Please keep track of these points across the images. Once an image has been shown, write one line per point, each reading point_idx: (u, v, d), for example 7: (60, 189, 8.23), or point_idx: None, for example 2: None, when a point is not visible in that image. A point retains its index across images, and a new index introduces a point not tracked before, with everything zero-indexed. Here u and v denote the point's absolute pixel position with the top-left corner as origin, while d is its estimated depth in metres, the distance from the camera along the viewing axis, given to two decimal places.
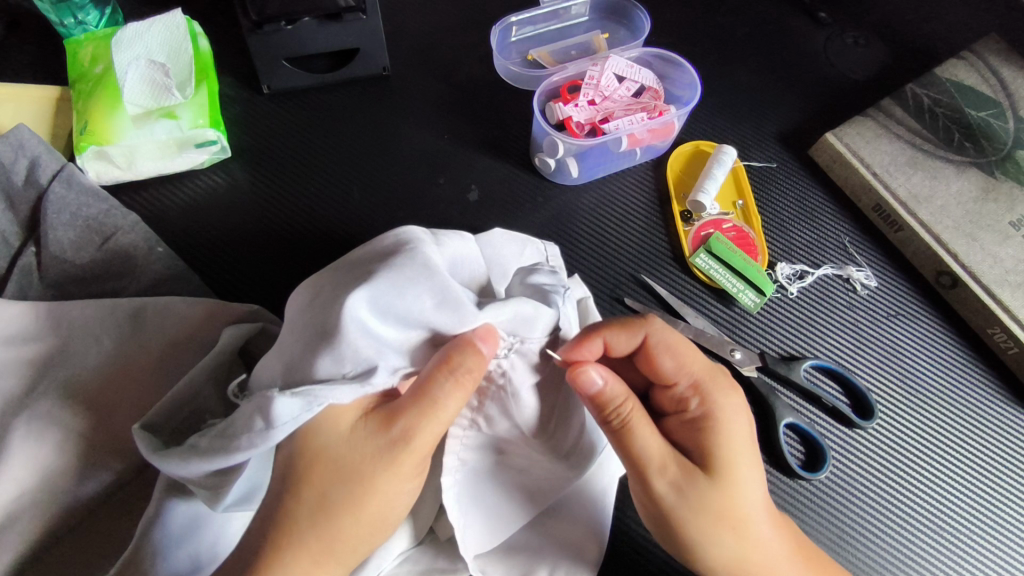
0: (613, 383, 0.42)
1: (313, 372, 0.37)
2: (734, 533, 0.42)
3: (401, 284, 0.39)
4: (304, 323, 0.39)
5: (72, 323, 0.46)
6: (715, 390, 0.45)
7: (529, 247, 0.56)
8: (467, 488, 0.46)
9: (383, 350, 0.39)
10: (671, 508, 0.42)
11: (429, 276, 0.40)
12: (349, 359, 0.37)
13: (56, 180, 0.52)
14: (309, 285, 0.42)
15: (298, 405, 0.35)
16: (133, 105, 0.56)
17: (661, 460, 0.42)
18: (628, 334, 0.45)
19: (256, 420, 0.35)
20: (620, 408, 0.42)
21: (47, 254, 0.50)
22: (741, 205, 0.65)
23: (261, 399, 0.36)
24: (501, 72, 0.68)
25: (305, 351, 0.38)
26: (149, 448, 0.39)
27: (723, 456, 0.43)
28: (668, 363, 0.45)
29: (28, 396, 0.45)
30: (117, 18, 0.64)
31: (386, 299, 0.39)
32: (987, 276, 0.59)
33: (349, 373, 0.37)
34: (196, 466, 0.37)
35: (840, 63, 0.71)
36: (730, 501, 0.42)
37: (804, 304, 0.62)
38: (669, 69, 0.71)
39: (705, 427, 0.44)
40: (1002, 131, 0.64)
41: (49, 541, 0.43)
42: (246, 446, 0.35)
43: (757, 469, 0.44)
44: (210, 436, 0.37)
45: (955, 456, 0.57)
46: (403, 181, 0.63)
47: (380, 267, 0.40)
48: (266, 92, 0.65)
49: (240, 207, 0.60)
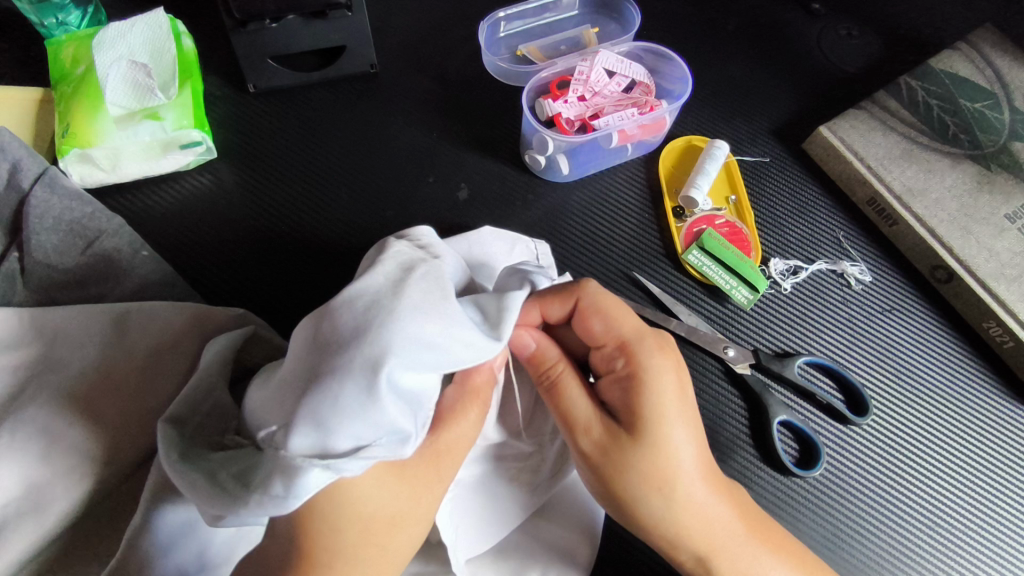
0: (546, 345, 0.44)
1: (337, 440, 0.34)
2: (663, 495, 0.42)
3: (431, 334, 0.37)
4: (312, 369, 0.36)
5: (57, 329, 0.46)
6: (642, 351, 0.44)
7: (518, 245, 0.56)
8: (454, 499, 0.46)
9: (415, 412, 0.36)
10: (599, 468, 0.43)
11: (458, 319, 0.38)
12: (382, 427, 0.35)
13: (38, 185, 0.51)
14: (311, 320, 0.38)
15: (324, 476, 0.34)
16: (115, 106, 0.55)
17: (587, 421, 0.43)
18: (560, 302, 0.45)
19: (276, 484, 0.34)
20: (551, 369, 0.44)
21: (30, 259, 0.49)
22: (734, 201, 0.64)
23: (285, 462, 0.34)
24: (490, 68, 0.67)
25: (320, 411, 0.34)
26: (164, 450, 0.38)
27: (652, 417, 0.42)
28: (596, 326, 0.45)
29: (11, 404, 0.44)
30: (99, 17, 0.63)
31: (416, 354, 0.36)
32: (983, 270, 0.58)
33: (382, 442, 0.34)
34: (198, 496, 0.36)
35: (834, 55, 0.70)
36: (659, 462, 0.42)
37: (798, 300, 0.61)
38: (660, 63, 0.70)
39: (631, 386, 0.43)
40: (997, 122, 0.64)
41: (36, 550, 0.42)
42: (254, 506, 0.34)
43: (689, 431, 0.43)
44: (229, 473, 0.36)
45: (931, 440, 0.57)
46: (392, 181, 0.63)
47: (403, 314, 0.37)
48: (252, 91, 0.64)
49: (219, 207, 0.60)
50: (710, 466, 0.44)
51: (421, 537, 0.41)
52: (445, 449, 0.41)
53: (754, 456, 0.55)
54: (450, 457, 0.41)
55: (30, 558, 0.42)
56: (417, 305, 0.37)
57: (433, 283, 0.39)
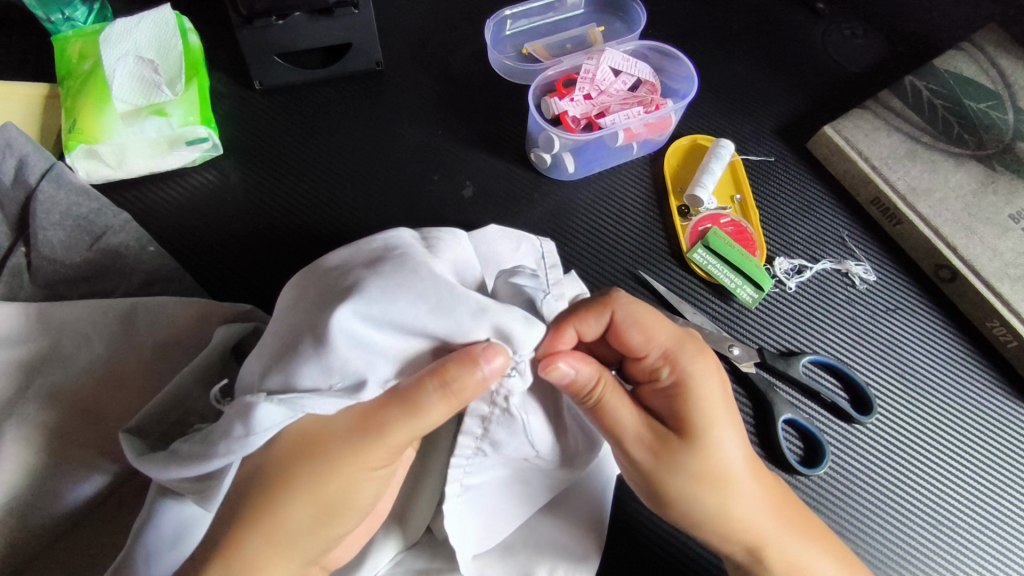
0: (586, 370, 0.41)
1: (297, 380, 0.36)
2: (716, 492, 0.42)
3: (393, 292, 0.38)
4: (287, 327, 0.39)
5: (63, 324, 0.46)
6: (685, 357, 0.43)
7: (524, 244, 0.54)
8: (465, 502, 0.44)
9: (373, 361, 0.37)
10: (651, 475, 0.42)
11: (421, 281, 0.38)
12: (337, 370, 0.36)
13: (45, 180, 0.51)
14: (296, 285, 0.41)
15: (280, 412, 0.35)
16: (122, 102, 0.55)
17: (638, 435, 0.42)
18: (595, 318, 0.43)
19: (235, 426, 0.35)
20: (593, 389, 0.41)
21: (37, 255, 0.49)
22: (739, 200, 0.64)
23: (242, 404, 0.35)
24: (496, 66, 0.67)
25: (286, 359, 0.37)
26: (133, 454, 0.39)
27: (700, 420, 0.42)
28: (636, 338, 0.43)
29: (17, 399, 0.44)
30: (106, 14, 0.63)
31: (375, 307, 0.37)
32: (986, 270, 0.59)
33: (337, 385, 0.36)
34: (175, 472, 0.37)
35: (839, 55, 0.70)
36: (708, 464, 0.41)
37: (803, 299, 0.61)
38: (665, 62, 0.70)
39: (679, 394, 0.42)
40: (1001, 122, 0.64)
41: (41, 544, 0.42)
42: (223, 451, 0.35)
43: (735, 429, 0.43)
44: (190, 443, 0.37)
45: (944, 437, 0.58)
46: (398, 178, 0.63)
47: (369, 274, 0.39)
48: (258, 88, 0.64)
49: (231, 204, 0.60)
50: (755, 461, 0.44)
51: (342, 505, 0.38)
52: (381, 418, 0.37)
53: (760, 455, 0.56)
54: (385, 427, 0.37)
55: (35, 553, 0.42)
56: (384, 271, 0.39)
57: (409, 258, 0.40)
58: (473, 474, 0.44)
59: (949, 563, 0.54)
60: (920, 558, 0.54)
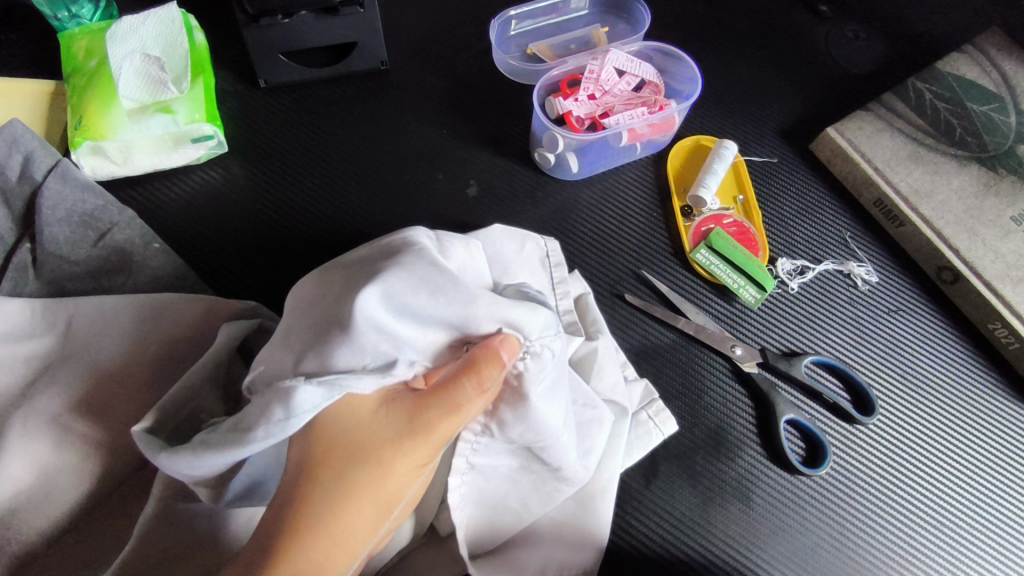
0: None
1: (330, 363, 0.36)
2: None
3: (413, 280, 0.38)
4: (315, 315, 0.39)
5: (69, 321, 0.46)
6: None
7: (528, 243, 0.55)
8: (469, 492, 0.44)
9: (399, 344, 0.37)
10: None
11: (435, 272, 0.39)
12: (368, 350, 0.36)
13: (51, 176, 0.51)
14: (316, 279, 0.41)
15: (319, 395, 0.35)
16: (128, 99, 0.55)
17: None
18: None
19: (274, 409, 0.34)
20: None
21: (43, 251, 0.49)
22: (742, 200, 0.65)
23: (278, 388, 0.35)
24: (501, 67, 0.68)
25: (319, 342, 0.37)
26: (153, 450, 0.37)
27: None
28: None
29: (23, 396, 0.44)
30: (112, 12, 0.63)
31: (396, 292, 0.38)
32: (989, 272, 0.59)
33: (370, 365, 0.36)
34: (209, 460, 0.35)
35: (842, 58, 0.71)
36: None
37: (805, 300, 0.61)
38: (668, 63, 0.70)
39: None
40: (1003, 125, 0.64)
41: (47, 540, 0.42)
42: (261, 436, 0.34)
43: None
44: (219, 432, 0.36)
45: (948, 435, 0.58)
46: (402, 176, 0.63)
47: (391, 266, 0.39)
48: (262, 87, 0.64)
49: (236, 201, 0.60)
50: None
51: (400, 496, 0.39)
52: (422, 424, 0.38)
53: (761, 455, 0.56)
54: (430, 429, 0.38)
55: (39, 549, 0.42)
56: (405, 265, 0.39)
57: (425, 254, 0.41)
58: (481, 454, 0.44)
59: (955, 564, 0.54)
60: (923, 559, 0.54)
